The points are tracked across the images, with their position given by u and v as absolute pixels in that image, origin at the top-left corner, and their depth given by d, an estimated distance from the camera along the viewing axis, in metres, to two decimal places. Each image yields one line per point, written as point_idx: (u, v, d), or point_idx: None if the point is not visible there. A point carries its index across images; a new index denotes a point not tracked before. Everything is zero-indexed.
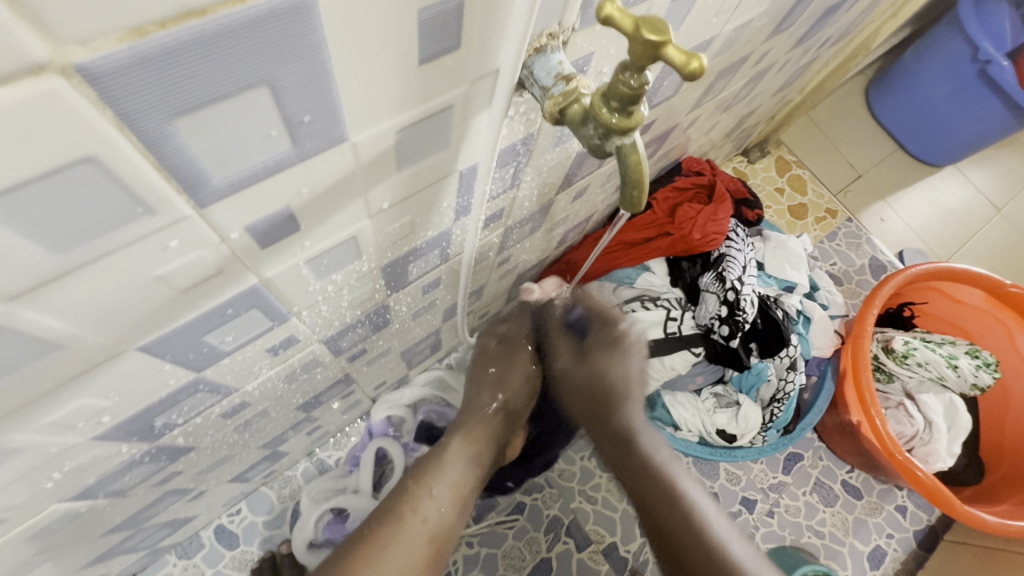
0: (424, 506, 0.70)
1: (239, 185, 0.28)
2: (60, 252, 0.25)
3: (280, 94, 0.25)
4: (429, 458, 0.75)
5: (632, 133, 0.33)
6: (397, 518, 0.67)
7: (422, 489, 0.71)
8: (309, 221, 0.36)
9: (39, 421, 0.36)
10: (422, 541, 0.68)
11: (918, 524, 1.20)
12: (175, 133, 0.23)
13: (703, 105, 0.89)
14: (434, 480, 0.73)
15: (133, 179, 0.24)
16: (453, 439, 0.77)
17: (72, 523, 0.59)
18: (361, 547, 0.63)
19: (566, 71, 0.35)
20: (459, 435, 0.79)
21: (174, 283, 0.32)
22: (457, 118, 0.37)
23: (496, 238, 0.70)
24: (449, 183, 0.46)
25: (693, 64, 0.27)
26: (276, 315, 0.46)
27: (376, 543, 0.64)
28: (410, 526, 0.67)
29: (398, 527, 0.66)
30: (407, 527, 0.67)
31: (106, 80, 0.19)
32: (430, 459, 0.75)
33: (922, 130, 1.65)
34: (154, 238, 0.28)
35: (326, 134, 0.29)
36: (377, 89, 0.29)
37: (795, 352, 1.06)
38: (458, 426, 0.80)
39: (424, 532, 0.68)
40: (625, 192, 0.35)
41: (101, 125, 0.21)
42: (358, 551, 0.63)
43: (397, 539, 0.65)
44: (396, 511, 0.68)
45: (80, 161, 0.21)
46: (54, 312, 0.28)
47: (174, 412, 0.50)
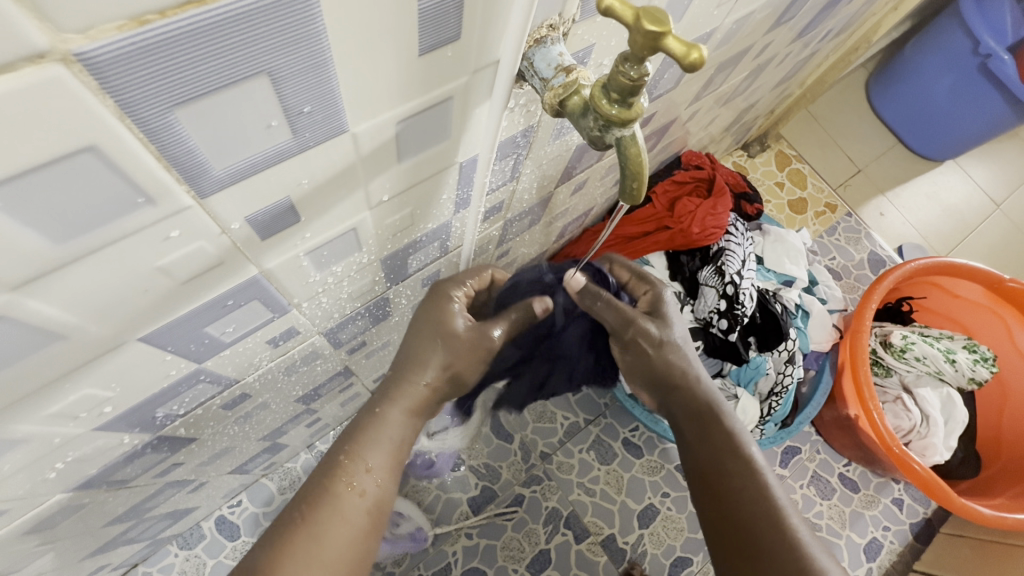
0: (360, 476, 0.51)
1: (240, 176, 0.28)
2: (61, 242, 0.25)
3: (280, 83, 0.25)
4: (361, 416, 0.55)
5: (632, 124, 0.33)
6: (323, 497, 0.49)
7: (356, 457, 0.51)
8: (310, 213, 0.36)
9: (41, 412, 0.36)
10: (360, 521, 0.50)
11: (913, 516, 1.21)
12: (175, 123, 0.23)
13: (703, 98, 0.89)
14: (369, 448, 0.52)
15: (134, 169, 0.24)
16: (391, 398, 0.55)
17: (74, 514, 0.59)
18: (287, 537, 0.47)
19: (566, 63, 0.35)
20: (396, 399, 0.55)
21: (174, 275, 0.32)
22: (457, 109, 0.37)
23: (495, 231, 0.70)
24: (449, 175, 0.46)
25: (693, 55, 0.27)
26: (276, 307, 0.46)
27: (308, 528, 0.47)
28: (341, 504, 0.49)
29: (327, 509, 0.49)
30: (337, 508, 0.49)
31: (105, 68, 0.19)
32: (364, 418, 0.55)
33: (922, 125, 1.65)
34: (155, 228, 0.28)
35: (326, 125, 0.29)
36: (377, 81, 0.29)
37: (793, 346, 1.07)
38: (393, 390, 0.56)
39: (363, 507, 0.50)
40: (624, 183, 0.35)
41: (102, 114, 0.21)
42: (280, 543, 0.46)
43: (331, 524, 0.48)
44: (320, 489, 0.49)
45: (80, 150, 0.21)
46: (56, 302, 0.28)
47: (175, 403, 0.50)
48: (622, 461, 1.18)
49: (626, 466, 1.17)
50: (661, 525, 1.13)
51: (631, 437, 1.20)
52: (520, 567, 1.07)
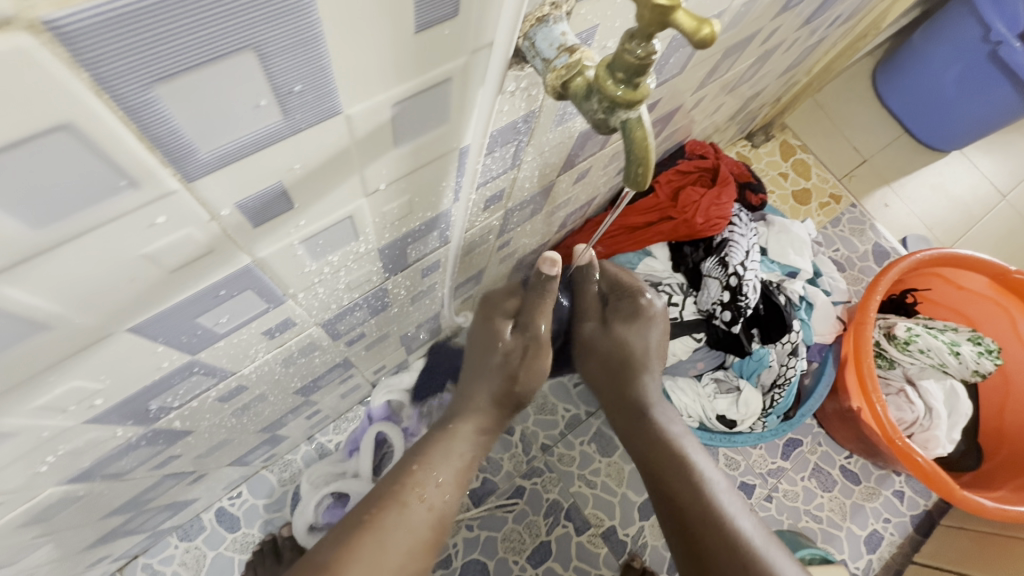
0: (429, 489, 0.58)
1: (227, 158, 0.27)
2: (40, 226, 0.23)
3: (268, 60, 0.24)
4: (434, 435, 0.63)
5: (638, 106, 0.31)
6: (394, 503, 0.55)
7: (427, 472, 0.58)
8: (304, 199, 0.35)
9: (28, 404, 0.35)
10: (424, 532, 0.56)
11: (915, 508, 1.21)
12: (156, 100, 0.22)
13: (708, 86, 0.87)
14: (440, 464, 0.60)
15: (114, 150, 0.23)
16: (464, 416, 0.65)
17: (69, 506, 0.58)
18: (358, 537, 0.52)
19: (569, 42, 0.34)
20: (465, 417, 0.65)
21: (162, 263, 0.31)
22: (456, 91, 0.36)
23: (496, 221, 0.69)
24: (448, 162, 0.45)
25: (704, 30, 0.25)
26: (271, 297, 0.45)
27: (378, 526, 0.53)
28: (409, 512, 0.55)
29: (395, 515, 0.54)
30: (406, 515, 0.55)
31: (78, 37, 0.18)
32: (438, 433, 0.63)
33: (929, 114, 1.62)
34: (140, 214, 0.27)
35: (318, 106, 0.28)
36: (371, 59, 0.28)
37: (797, 338, 1.05)
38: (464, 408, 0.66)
39: (428, 518, 0.56)
40: (629, 169, 0.34)
41: (76, 88, 0.19)
42: (353, 537, 0.52)
43: (396, 528, 0.54)
44: (393, 493, 0.56)
45: (54, 128, 0.20)
46: (37, 290, 0.27)
47: (169, 395, 0.49)
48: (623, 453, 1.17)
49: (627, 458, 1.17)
50: None
51: None
52: (520, 558, 1.07)
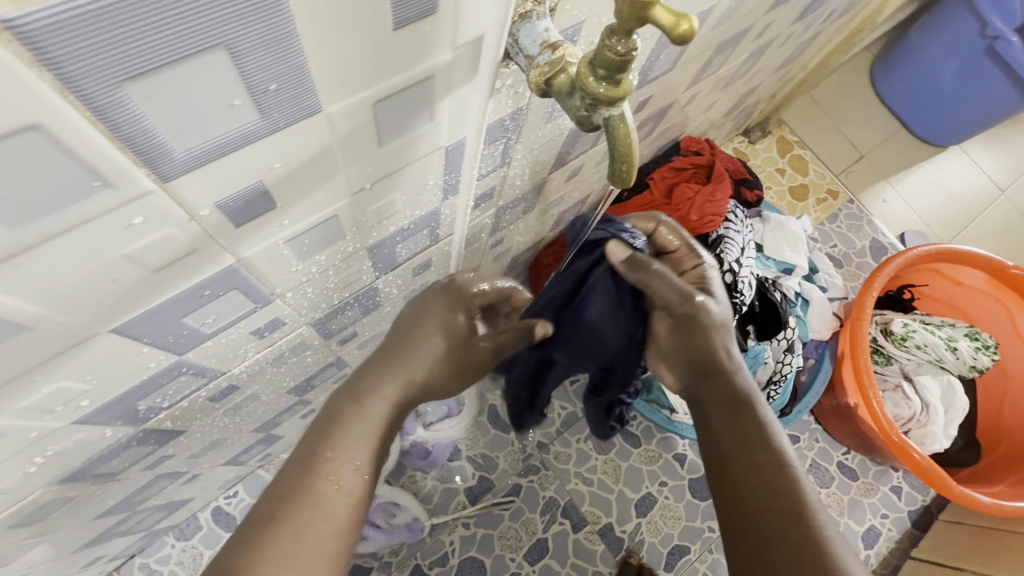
0: (345, 468, 0.44)
1: (204, 158, 0.27)
2: (12, 227, 0.23)
3: (240, 57, 0.24)
4: (337, 403, 0.47)
5: (620, 103, 0.31)
6: (302, 490, 0.42)
7: (337, 447, 0.45)
8: (287, 199, 0.35)
9: (11, 406, 0.35)
10: (344, 519, 0.44)
11: (912, 504, 1.21)
12: (126, 99, 0.21)
13: (701, 81, 0.86)
14: (351, 435, 0.46)
15: (86, 150, 0.22)
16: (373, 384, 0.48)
17: (61, 507, 0.58)
18: (261, 538, 0.40)
19: (552, 39, 0.33)
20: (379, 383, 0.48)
21: (143, 263, 0.31)
22: (439, 88, 0.36)
23: (488, 219, 0.69)
24: (436, 160, 0.44)
25: (682, 26, 0.25)
26: (259, 297, 0.45)
27: (285, 523, 0.41)
28: (321, 497, 0.43)
29: (306, 503, 0.42)
30: (315, 501, 0.42)
31: (38, 36, 0.17)
32: (343, 405, 0.47)
33: (925, 109, 1.62)
34: (117, 214, 0.27)
35: (296, 104, 0.28)
36: (350, 58, 0.28)
37: (792, 334, 1.06)
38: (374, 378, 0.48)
39: (346, 503, 0.44)
40: (614, 166, 0.34)
41: (43, 90, 0.19)
42: (253, 541, 0.40)
43: (310, 516, 0.42)
44: (298, 481, 0.43)
45: (22, 129, 0.20)
46: (15, 292, 0.27)
47: (158, 396, 0.49)
48: (619, 450, 1.17)
49: (624, 455, 1.17)
50: (659, 514, 1.13)
51: (629, 427, 1.19)
52: (518, 556, 1.07)
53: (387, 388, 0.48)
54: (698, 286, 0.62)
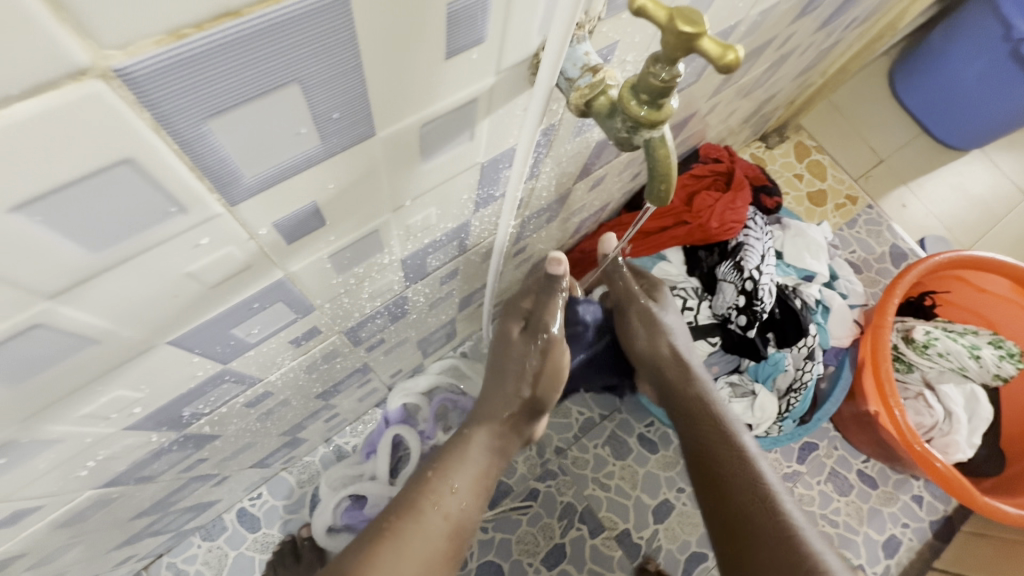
0: (446, 497, 0.58)
1: (268, 183, 0.28)
2: (96, 251, 0.25)
3: (310, 91, 0.25)
4: (450, 446, 0.64)
5: (661, 126, 0.32)
6: (416, 513, 0.56)
7: (443, 481, 0.59)
8: (335, 216, 0.36)
9: (72, 414, 0.37)
10: (441, 539, 0.56)
11: (933, 514, 1.20)
12: (209, 133, 0.23)
13: (723, 91, 0.87)
14: (455, 472, 0.60)
15: (167, 179, 0.24)
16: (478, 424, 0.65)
17: (103, 508, 0.60)
18: (376, 545, 0.52)
19: (592, 62, 0.35)
20: (481, 424, 0.65)
21: (203, 280, 0.33)
22: (482, 109, 0.37)
23: (513, 229, 0.70)
24: (472, 175, 0.46)
25: (728, 56, 0.26)
26: (299, 308, 0.46)
27: (399, 531, 0.53)
28: (427, 519, 0.56)
29: (415, 523, 0.55)
30: (424, 522, 0.55)
31: (143, 82, 0.19)
32: (453, 444, 0.64)
33: (946, 113, 1.61)
34: (186, 236, 0.28)
35: (353, 130, 0.29)
36: (405, 84, 0.29)
37: (813, 342, 1.04)
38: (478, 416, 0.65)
39: (444, 527, 0.56)
40: (652, 185, 0.35)
41: (138, 127, 0.21)
42: (377, 539, 0.53)
43: (417, 534, 0.54)
44: (411, 501, 0.57)
45: (116, 163, 0.21)
46: (89, 309, 0.29)
47: (201, 402, 0.51)
48: (637, 456, 1.17)
49: (642, 461, 1.17)
50: (677, 520, 1.13)
51: (647, 433, 1.19)
52: (536, 561, 1.08)
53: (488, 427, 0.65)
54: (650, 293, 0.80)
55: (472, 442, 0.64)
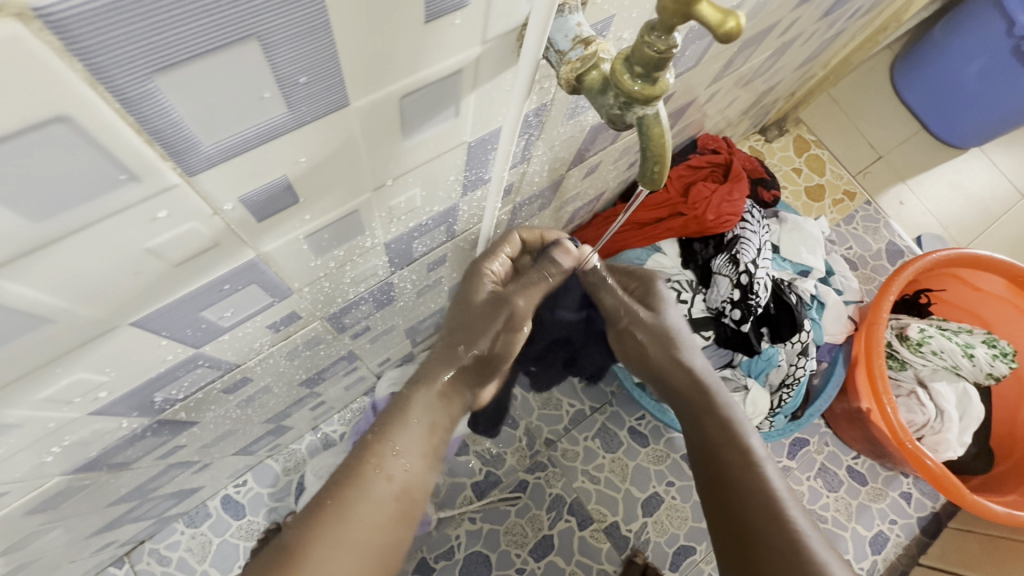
0: (388, 461, 0.52)
1: (231, 152, 0.26)
2: (37, 221, 0.23)
3: (273, 49, 0.23)
4: (390, 404, 0.57)
5: (656, 102, 0.30)
6: (356, 479, 0.50)
7: (384, 444, 0.53)
8: (310, 193, 0.34)
9: (30, 397, 0.35)
10: (388, 506, 0.51)
11: (921, 511, 1.20)
12: (157, 91, 0.21)
13: (723, 79, 0.85)
14: (398, 432, 0.54)
15: (112, 142, 0.22)
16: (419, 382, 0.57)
17: (75, 495, 0.59)
18: (314, 518, 0.48)
19: (584, 34, 0.32)
20: (424, 380, 0.58)
21: (166, 257, 0.31)
22: (467, 83, 0.35)
23: (505, 215, 0.68)
24: (458, 156, 0.44)
25: (729, 24, 0.24)
26: (277, 292, 0.44)
27: (337, 508, 0.49)
28: (369, 487, 0.50)
29: (357, 492, 0.50)
30: (365, 489, 0.50)
31: (72, 25, 0.17)
32: (396, 403, 0.57)
33: (946, 110, 1.59)
34: (142, 208, 0.26)
35: (325, 97, 0.27)
36: (380, 52, 0.27)
37: (807, 338, 1.04)
38: (421, 372, 0.58)
39: (390, 493, 0.51)
40: (645, 167, 0.33)
41: (71, 79, 0.19)
42: (311, 519, 0.48)
43: (359, 503, 0.49)
44: (350, 474, 0.51)
45: (50, 120, 0.19)
46: (37, 285, 0.26)
47: (174, 388, 0.49)
48: (627, 449, 1.16)
49: (632, 454, 1.16)
50: (666, 513, 1.12)
51: (637, 426, 1.18)
52: (523, 552, 1.07)
53: (432, 385, 0.57)
54: (646, 296, 0.71)
55: (414, 400, 0.57)
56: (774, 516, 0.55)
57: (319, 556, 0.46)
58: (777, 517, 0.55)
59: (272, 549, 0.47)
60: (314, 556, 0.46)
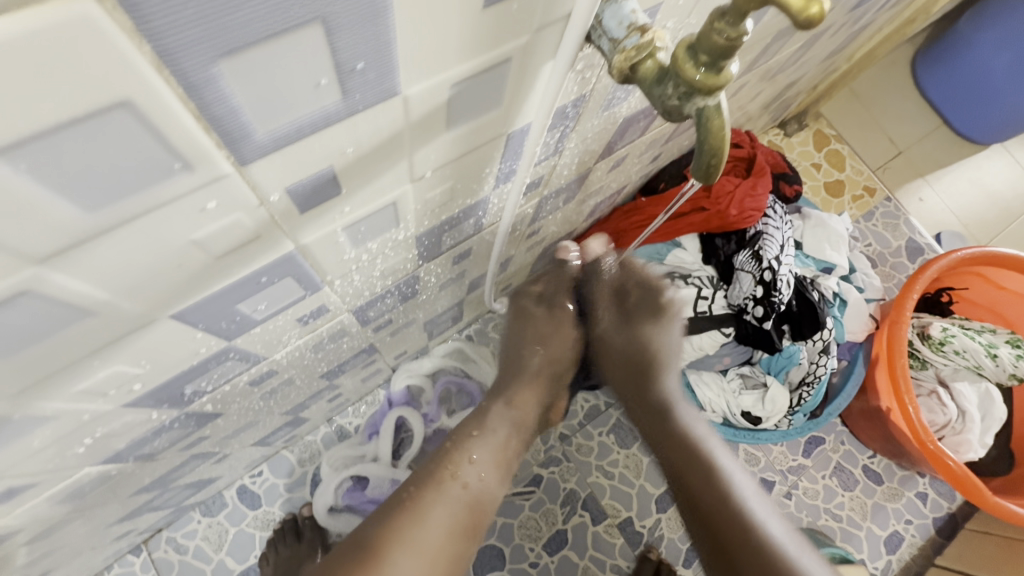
0: (465, 469, 0.60)
1: (282, 142, 0.25)
2: (89, 210, 0.22)
3: (334, 34, 0.22)
4: (468, 421, 0.65)
5: (718, 93, 0.29)
6: (437, 486, 0.57)
7: (461, 453, 0.61)
8: (352, 184, 0.33)
9: (68, 390, 0.35)
10: (460, 511, 0.58)
11: (938, 511, 1.19)
12: (219, 77, 0.20)
13: (752, 71, 0.83)
14: (475, 444, 0.63)
15: (168, 128, 0.21)
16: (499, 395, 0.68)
17: (101, 485, 0.59)
18: (395, 518, 0.54)
19: (640, 21, 0.31)
20: (502, 397, 0.69)
21: (208, 250, 0.30)
22: (513, 73, 0.34)
23: (531, 208, 0.67)
24: (496, 147, 0.43)
25: (812, 9, 0.23)
26: (309, 284, 0.44)
27: (416, 507, 0.55)
28: (446, 491, 0.57)
29: (436, 498, 0.56)
30: (442, 495, 0.57)
31: (144, 5, 0.16)
32: (469, 428, 0.65)
33: (970, 104, 1.56)
34: (191, 199, 0.25)
35: (377, 86, 0.26)
36: (438, 37, 0.26)
37: (829, 335, 1.01)
38: (505, 387, 0.70)
39: (463, 497, 0.59)
40: (700, 160, 0.31)
41: (136, 63, 0.18)
42: (392, 515, 0.54)
43: (436, 505, 0.56)
44: (432, 477, 0.58)
45: (111, 107, 0.18)
46: (84, 277, 0.26)
47: (204, 379, 0.48)
48: (642, 445, 1.16)
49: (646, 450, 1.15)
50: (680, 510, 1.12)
51: None
52: (537, 546, 1.07)
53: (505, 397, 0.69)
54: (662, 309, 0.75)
55: (491, 416, 0.66)
56: (730, 512, 0.61)
57: (398, 552, 0.51)
58: (725, 495, 0.62)
59: (351, 535, 0.52)
60: (395, 551, 0.51)
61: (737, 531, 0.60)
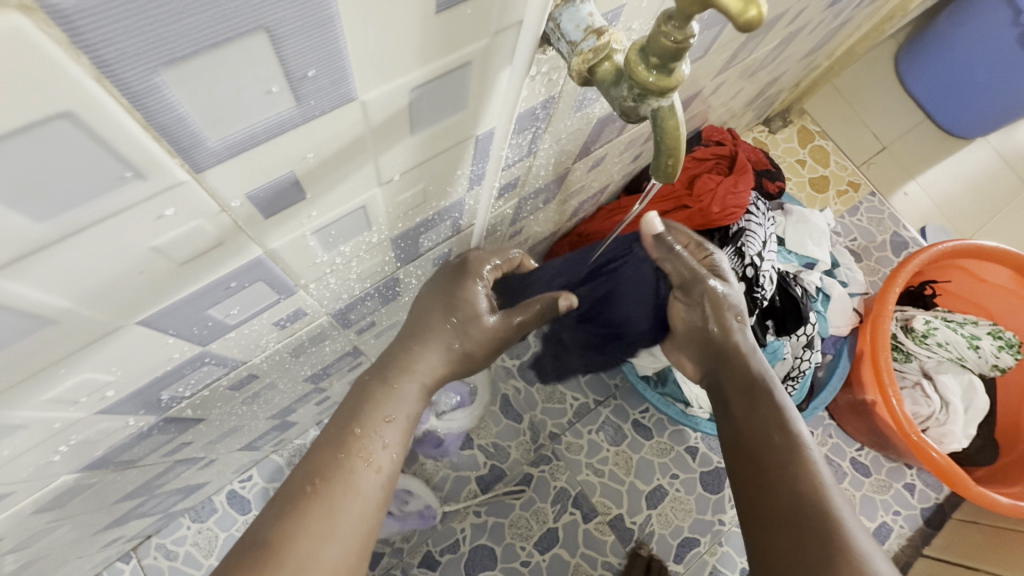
0: (375, 447, 0.48)
1: (237, 148, 0.26)
2: (41, 219, 0.22)
3: (279, 42, 0.22)
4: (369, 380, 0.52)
5: (671, 94, 0.29)
6: (337, 469, 0.46)
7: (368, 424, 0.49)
8: (317, 188, 0.34)
9: (35, 398, 0.35)
10: (374, 493, 0.47)
11: (925, 502, 1.20)
12: (163, 86, 0.20)
13: (729, 70, 0.83)
14: (383, 412, 0.50)
15: (114, 137, 0.21)
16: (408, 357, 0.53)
17: (80, 494, 0.59)
18: (300, 508, 0.43)
19: (597, 24, 0.32)
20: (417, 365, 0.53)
21: (170, 256, 0.30)
22: (475, 76, 0.34)
23: (510, 208, 0.67)
24: (466, 149, 0.43)
25: (750, 11, 0.24)
26: (282, 288, 0.44)
27: (322, 496, 0.44)
28: (355, 476, 0.46)
29: (342, 483, 0.45)
30: (352, 479, 0.46)
31: (74, 15, 0.16)
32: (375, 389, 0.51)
33: (949, 98, 1.58)
34: (148, 206, 0.25)
35: (331, 92, 0.27)
36: (387, 45, 0.26)
37: (812, 330, 1.04)
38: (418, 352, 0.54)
39: (377, 478, 0.47)
40: (659, 160, 0.32)
41: (76, 75, 0.18)
42: (291, 510, 0.43)
43: (346, 492, 0.45)
44: (334, 460, 0.46)
45: (54, 116, 0.19)
46: (39, 285, 0.26)
47: (180, 385, 0.48)
48: (631, 442, 1.16)
49: (636, 447, 1.16)
50: (670, 506, 1.12)
51: (641, 419, 1.18)
52: (528, 544, 1.07)
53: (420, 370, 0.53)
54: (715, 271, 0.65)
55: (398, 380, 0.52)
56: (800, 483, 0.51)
57: (304, 547, 0.41)
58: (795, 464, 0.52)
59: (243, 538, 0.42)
60: (303, 549, 0.41)
61: (797, 498, 0.50)
